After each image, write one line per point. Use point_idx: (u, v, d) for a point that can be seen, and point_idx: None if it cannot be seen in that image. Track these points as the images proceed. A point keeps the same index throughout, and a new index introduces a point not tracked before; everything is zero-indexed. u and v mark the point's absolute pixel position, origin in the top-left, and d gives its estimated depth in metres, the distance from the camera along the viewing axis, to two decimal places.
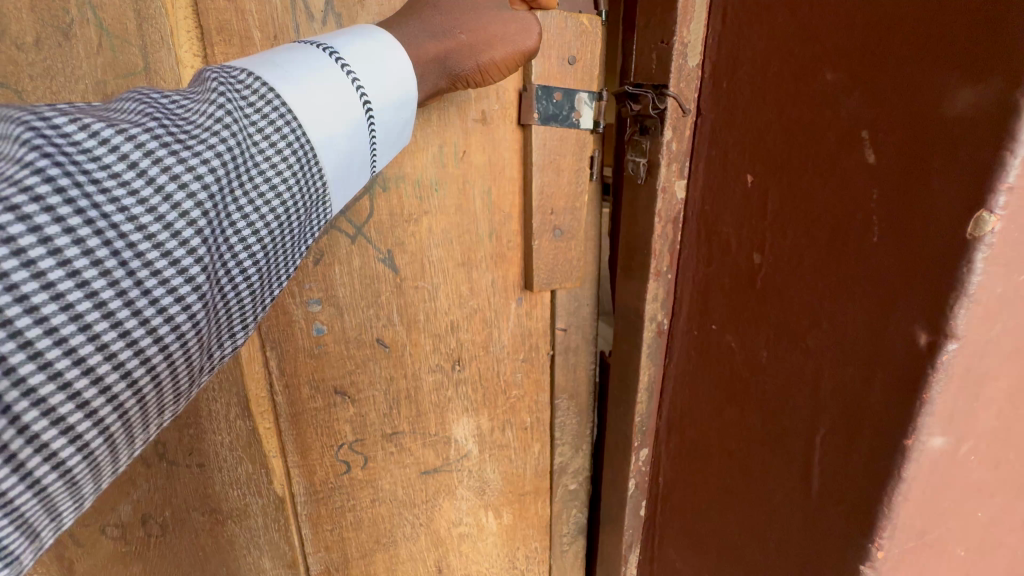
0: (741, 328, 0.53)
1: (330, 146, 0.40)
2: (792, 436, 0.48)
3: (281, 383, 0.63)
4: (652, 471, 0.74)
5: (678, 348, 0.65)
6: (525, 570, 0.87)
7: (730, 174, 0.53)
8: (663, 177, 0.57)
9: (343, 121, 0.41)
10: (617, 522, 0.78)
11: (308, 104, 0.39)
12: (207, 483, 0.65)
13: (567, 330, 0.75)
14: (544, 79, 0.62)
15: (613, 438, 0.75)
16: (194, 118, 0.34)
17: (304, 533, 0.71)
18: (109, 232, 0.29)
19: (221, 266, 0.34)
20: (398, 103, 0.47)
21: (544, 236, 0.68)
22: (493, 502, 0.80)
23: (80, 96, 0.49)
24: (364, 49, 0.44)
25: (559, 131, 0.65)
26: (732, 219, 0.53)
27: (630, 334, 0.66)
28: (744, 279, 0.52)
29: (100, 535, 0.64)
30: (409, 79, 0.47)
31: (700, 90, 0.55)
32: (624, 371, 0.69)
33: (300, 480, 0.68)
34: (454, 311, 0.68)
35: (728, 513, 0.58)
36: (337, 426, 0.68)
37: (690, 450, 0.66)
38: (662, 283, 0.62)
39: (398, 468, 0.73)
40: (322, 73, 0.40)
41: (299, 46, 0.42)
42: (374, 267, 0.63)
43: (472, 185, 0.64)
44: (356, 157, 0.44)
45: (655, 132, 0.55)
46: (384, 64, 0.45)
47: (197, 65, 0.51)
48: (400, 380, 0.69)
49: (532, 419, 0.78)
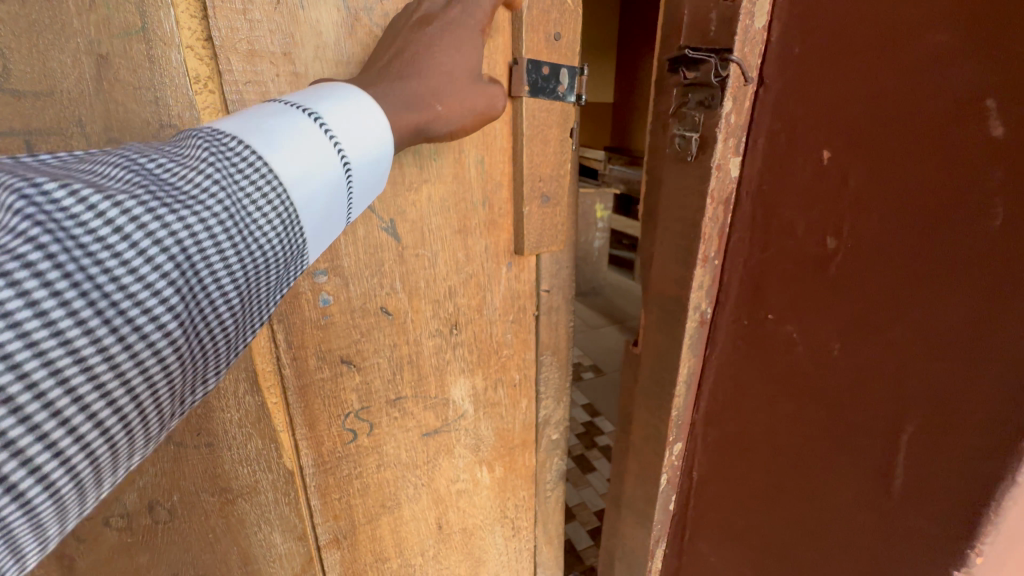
0: (805, 317, 0.50)
1: (309, 214, 0.36)
2: (864, 434, 0.47)
3: (289, 356, 0.58)
4: (685, 465, 0.73)
5: (721, 338, 0.62)
6: (514, 518, 0.87)
7: (799, 151, 0.48)
8: (719, 154, 0.51)
9: (325, 186, 0.37)
10: (645, 516, 0.78)
11: (290, 170, 0.34)
12: (217, 463, 0.61)
13: (550, 292, 0.75)
14: (533, 53, 0.60)
15: (644, 430, 0.73)
16: (184, 180, 0.31)
17: (313, 504, 0.67)
18: (96, 297, 0.26)
19: (205, 324, 0.31)
20: (377, 162, 0.41)
21: (534, 202, 0.67)
22: (487, 458, 0.79)
23: (72, 55, 0.43)
24: (348, 111, 0.39)
25: (547, 103, 0.63)
26: (796, 200, 0.49)
27: (669, 325, 0.63)
28: (813, 265, 0.48)
29: (103, 527, 0.60)
30: (389, 139, 0.42)
31: (764, 56, 0.49)
32: (661, 364, 0.66)
33: (308, 452, 0.64)
34: (452, 277, 0.65)
35: (789, 510, 0.57)
36: (343, 396, 0.63)
37: (731, 445, 0.64)
38: (709, 270, 0.58)
39: (402, 432, 0.69)
40: (292, 129, 0.35)
41: (277, 105, 0.36)
42: (378, 236, 0.58)
43: (466, 154, 0.61)
44: (334, 223, 0.39)
45: (714, 103, 0.49)
46: (366, 119, 0.40)
47: (195, 26, 0.45)
48: (402, 347, 0.65)
49: (520, 375, 0.77)
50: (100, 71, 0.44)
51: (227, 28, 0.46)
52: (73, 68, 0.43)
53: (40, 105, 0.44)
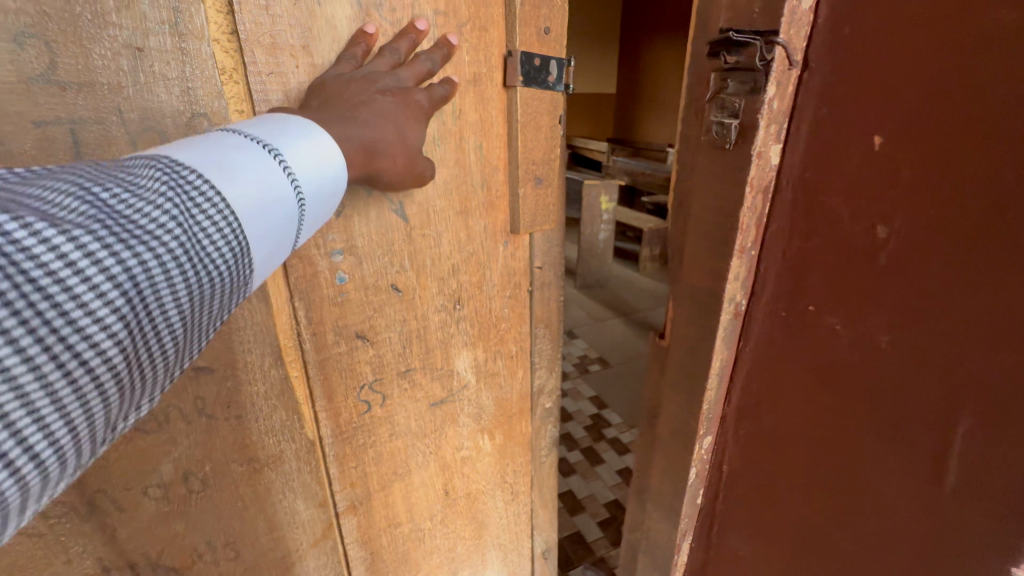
0: (850, 308, 0.50)
1: (260, 243, 0.38)
2: (913, 428, 0.48)
3: (308, 331, 0.63)
4: (713, 459, 0.71)
5: (755, 331, 0.60)
6: (513, 483, 0.93)
7: (847, 137, 0.47)
8: (760, 141, 0.50)
9: (276, 216, 0.39)
10: (673, 511, 0.77)
11: (246, 200, 0.37)
12: (245, 434, 0.65)
13: (542, 268, 0.80)
14: (526, 45, 0.64)
15: (673, 424, 0.72)
16: (138, 215, 0.31)
17: (332, 472, 0.72)
18: (44, 330, 0.26)
19: (146, 358, 0.31)
20: (327, 192, 0.45)
21: (528, 184, 0.71)
22: (487, 426, 0.85)
23: (111, 48, 0.44)
24: (307, 148, 0.43)
25: (538, 92, 0.68)
26: (843, 188, 0.48)
27: (703, 318, 0.62)
28: (861, 255, 0.48)
29: (142, 499, 0.62)
30: (342, 172, 0.46)
31: (810, 37, 0.47)
32: (692, 357, 0.65)
33: (327, 423, 0.69)
34: (455, 255, 0.70)
35: (831, 496, 0.57)
36: (359, 369, 0.68)
37: (766, 439, 0.63)
38: (745, 261, 0.57)
39: (411, 403, 0.75)
40: (253, 167, 0.38)
41: (237, 139, 0.39)
42: (387, 217, 0.63)
43: (466, 140, 0.65)
44: (281, 249, 0.41)
45: (757, 88, 0.48)
46: (323, 161, 0.44)
47: (223, 21, 0.47)
48: (411, 321, 0.70)
49: (517, 346, 0.82)
50: (136, 62, 0.45)
51: (252, 23, 0.48)
52: (113, 62, 0.44)
53: (85, 98, 0.44)
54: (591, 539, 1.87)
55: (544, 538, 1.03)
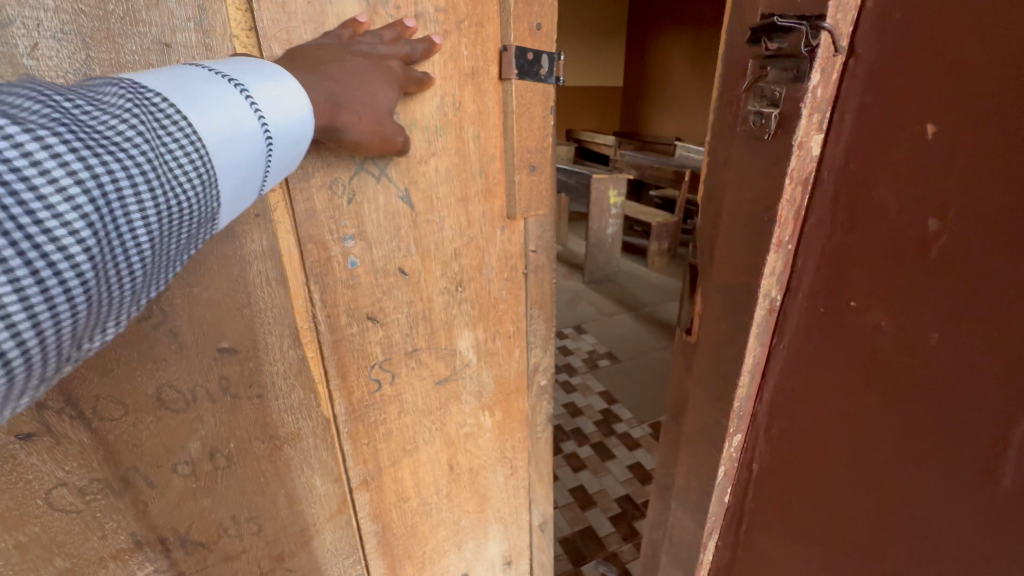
0: (896, 304, 0.48)
1: (226, 167, 0.47)
2: (966, 428, 0.46)
3: (323, 314, 0.75)
4: (743, 457, 0.70)
5: (791, 327, 0.59)
6: (512, 457, 1.11)
7: (896, 126, 0.45)
8: (802, 131, 0.48)
9: (241, 144, 0.49)
10: (699, 509, 0.76)
11: (213, 128, 0.46)
12: (266, 413, 0.75)
13: (536, 252, 0.95)
14: (519, 40, 0.77)
15: (699, 422, 0.71)
16: (104, 132, 0.38)
17: (347, 448, 0.86)
18: (27, 224, 0.32)
19: (114, 261, 0.38)
20: (294, 129, 0.55)
21: (523, 172, 0.86)
22: (488, 402, 1.01)
23: (141, 43, 0.53)
24: (268, 88, 0.53)
25: (530, 82, 0.81)
26: (891, 179, 0.46)
27: (736, 315, 0.60)
28: (910, 248, 0.46)
29: (171, 475, 0.70)
30: (307, 109, 0.57)
31: (856, 24, 0.46)
32: (723, 354, 0.64)
33: (340, 400, 0.82)
34: (456, 240, 0.84)
35: (872, 496, 0.56)
36: (369, 349, 0.82)
37: (801, 437, 0.62)
38: (782, 255, 0.55)
39: (418, 381, 0.90)
40: (223, 98, 0.48)
41: (209, 75, 0.49)
42: (395, 204, 0.76)
43: (464, 129, 0.78)
44: (252, 175, 0.51)
45: (800, 76, 0.46)
46: (294, 102, 0.55)
47: (241, 19, 0.58)
48: (416, 303, 0.84)
49: (514, 327, 0.98)
50: (163, 53, 0.54)
51: (270, 20, 0.59)
52: (142, 54, 0.53)
53: None
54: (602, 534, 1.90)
55: (541, 510, 1.24)
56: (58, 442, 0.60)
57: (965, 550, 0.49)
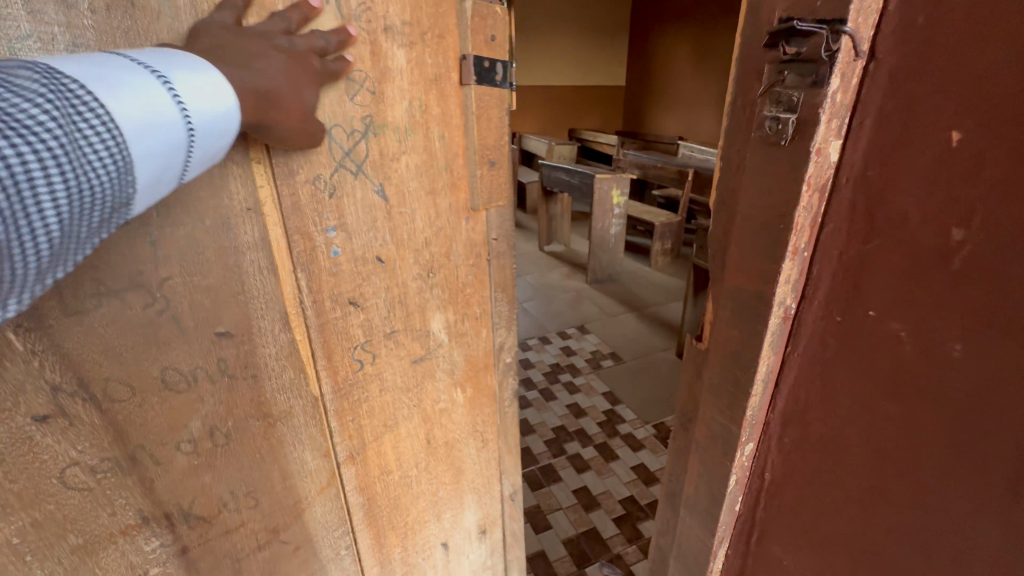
0: (916, 314, 0.47)
1: (144, 158, 0.46)
2: (989, 443, 0.45)
3: (310, 299, 0.75)
4: (755, 467, 0.70)
5: (806, 335, 0.58)
6: (482, 431, 1.13)
7: (919, 131, 0.44)
8: (821, 136, 0.47)
9: (162, 135, 0.48)
10: (710, 518, 0.75)
11: (132, 116, 0.45)
12: (261, 391, 0.75)
13: (497, 241, 0.98)
14: (475, 50, 0.81)
15: (711, 430, 0.70)
16: (11, 112, 0.38)
17: (333, 425, 0.86)
18: None
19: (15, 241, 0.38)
20: (220, 122, 0.54)
21: (483, 168, 0.89)
22: (459, 379, 1.02)
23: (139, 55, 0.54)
24: (193, 80, 0.51)
25: (486, 87, 0.85)
26: (913, 186, 0.45)
27: (750, 323, 0.59)
28: (931, 258, 0.45)
29: (175, 453, 0.69)
30: (231, 106, 0.55)
31: (878, 26, 0.45)
32: (735, 362, 0.63)
33: (327, 380, 0.82)
34: (427, 230, 0.85)
35: (890, 509, 0.55)
36: (351, 332, 0.82)
37: (815, 446, 0.61)
38: (797, 264, 0.54)
39: (397, 360, 0.90)
40: (144, 86, 0.47)
41: (125, 62, 0.47)
42: (371, 198, 0.76)
43: (430, 131, 0.80)
44: (171, 167, 0.50)
45: (818, 81, 0.45)
46: (217, 91, 0.54)
47: None
48: (393, 288, 0.84)
49: (480, 309, 1.00)
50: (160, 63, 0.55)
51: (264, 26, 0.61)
52: None
53: None
54: (607, 536, 1.89)
55: (511, 481, 1.25)
56: (71, 424, 0.59)
57: (981, 562, 0.49)
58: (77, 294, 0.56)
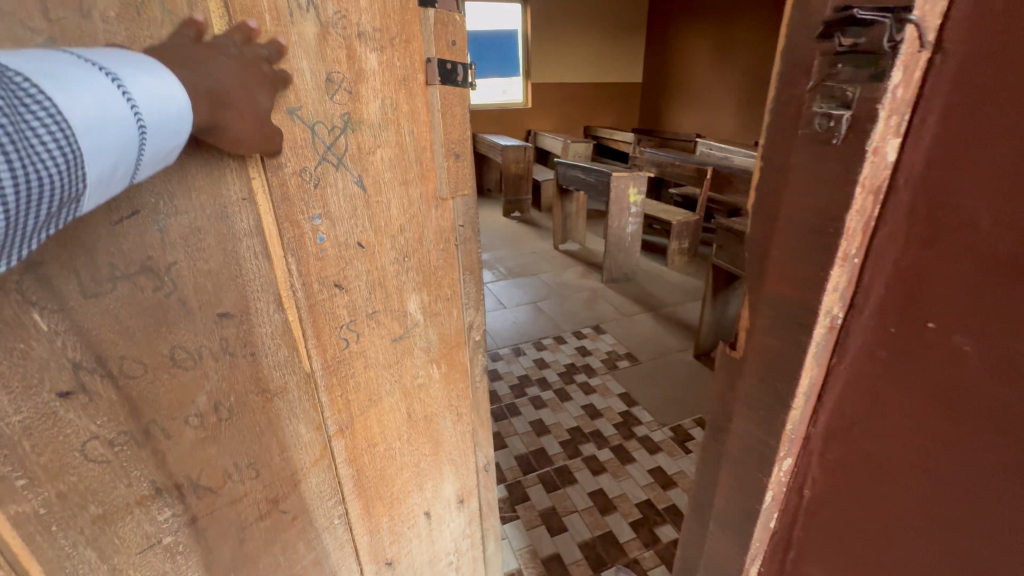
0: (984, 329, 0.44)
1: (93, 155, 0.44)
2: None
3: (300, 282, 0.75)
4: (792, 482, 0.67)
5: (854, 346, 0.55)
6: (457, 406, 1.10)
7: (991, 129, 0.40)
8: (878, 135, 0.44)
9: (113, 133, 0.46)
10: (742, 533, 0.72)
11: (78, 111, 0.43)
12: (258, 369, 0.74)
13: (463, 227, 0.95)
14: (439, 52, 0.79)
15: (743, 443, 0.67)
16: None
17: (324, 399, 0.85)
18: None
19: None
20: (174, 123, 0.53)
21: (449, 159, 0.87)
22: (435, 356, 1.00)
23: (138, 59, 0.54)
24: (146, 79, 0.50)
25: (451, 88, 0.83)
26: (984, 188, 0.42)
27: (791, 333, 0.56)
28: (1003, 269, 0.41)
29: (183, 426, 0.69)
30: (185, 108, 0.54)
31: (945, 13, 0.41)
32: (773, 374, 0.59)
33: (317, 357, 0.81)
34: (402, 220, 0.84)
35: (947, 529, 0.52)
36: (336, 313, 0.81)
37: (862, 462, 0.58)
38: (847, 270, 0.51)
39: (379, 338, 0.89)
40: (94, 83, 0.45)
41: (73, 60, 0.45)
42: (351, 188, 0.76)
43: (400, 127, 0.78)
44: (123, 166, 0.48)
45: (876, 74, 0.42)
46: (166, 90, 0.52)
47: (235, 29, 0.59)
48: (374, 272, 0.84)
49: (450, 288, 0.97)
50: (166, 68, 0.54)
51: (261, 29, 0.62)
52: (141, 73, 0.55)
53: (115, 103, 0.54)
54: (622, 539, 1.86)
55: (485, 453, 1.22)
56: (91, 399, 0.60)
57: None
58: (96, 277, 0.57)
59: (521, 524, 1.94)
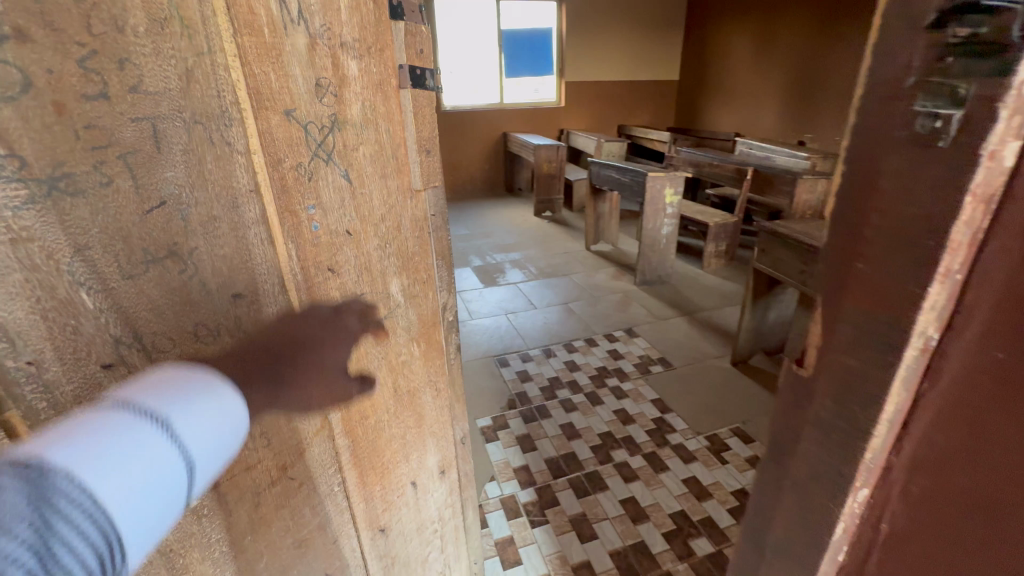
0: None
1: (136, 528, 0.41)
2: None
3: (298, 266, 0.73)
4: (867, 516, 0.61)
5: (949, 373, 0.49)
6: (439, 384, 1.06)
7: None
8: (998, 137, 0.39)
9: (158, 497, 0.42)
10: (803, 562, 0.68)
11: (116, 492, 0.39)
12: (267, 341, 0.69)
13: (433, 216, 0.95)
14: (409, 59, 0.80)
15: (809, 469, 0.62)
16: None
17: (323, 366, 0.78)
18: None
19: None
20: (220, 446, 0.49)
21: (422, 156, 0.87)
22: (415, 334, 0.96)
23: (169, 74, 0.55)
24: (192, 413, 0.47)
25: (421, 93, 0.85)
26: None
27: (875, 355, 0.51)
28: None
29: None
30: (236, 423, 0.52)
31: None
32: (852, 398, 0.54)
33: (314, 330, 0.75)
34: (386, 205, 0.83)
35: None
36: (327, 289, 0.78)
37: (954, 501, 0.52)
38: (946, 288, 0.45)
39: (369, 319, 0.85)
40: (143, 448, 0.42)
41: (121, 411, 0.43)
42: (336, 181, 0.75)
43: (379, 115, 0.78)
44: (170, 491, 0.43)
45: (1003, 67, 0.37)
46: (222, 415, 0.50)
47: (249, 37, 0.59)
48: (361, 256, 0.81)
49: (426, 270, 0.95)
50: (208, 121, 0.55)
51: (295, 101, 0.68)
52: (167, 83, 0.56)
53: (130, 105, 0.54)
54: (653, 547, 1.81)
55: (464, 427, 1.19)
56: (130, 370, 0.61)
57: None
58: (131, 259, 0.58)
59: (551, 530, 1.90)
